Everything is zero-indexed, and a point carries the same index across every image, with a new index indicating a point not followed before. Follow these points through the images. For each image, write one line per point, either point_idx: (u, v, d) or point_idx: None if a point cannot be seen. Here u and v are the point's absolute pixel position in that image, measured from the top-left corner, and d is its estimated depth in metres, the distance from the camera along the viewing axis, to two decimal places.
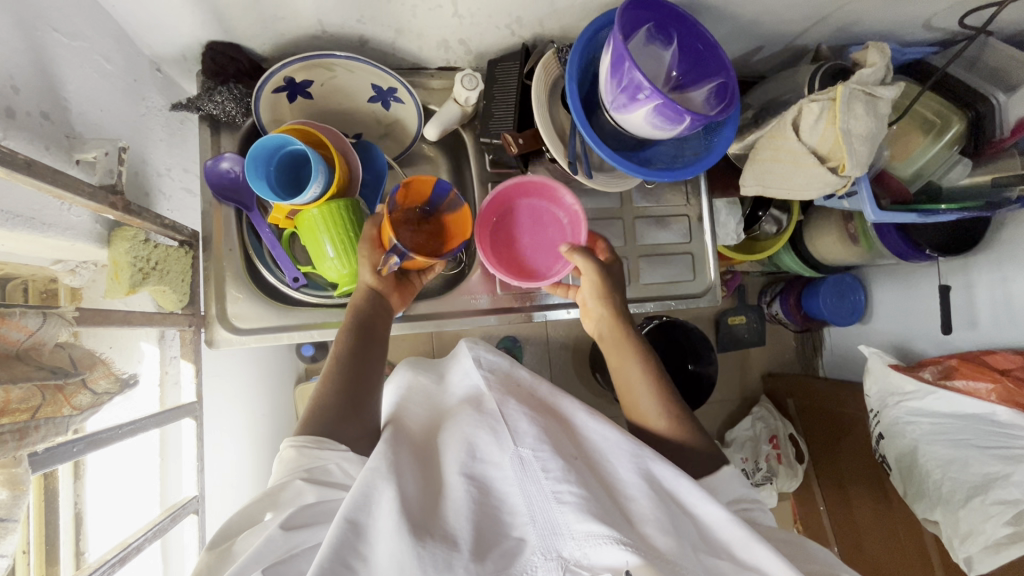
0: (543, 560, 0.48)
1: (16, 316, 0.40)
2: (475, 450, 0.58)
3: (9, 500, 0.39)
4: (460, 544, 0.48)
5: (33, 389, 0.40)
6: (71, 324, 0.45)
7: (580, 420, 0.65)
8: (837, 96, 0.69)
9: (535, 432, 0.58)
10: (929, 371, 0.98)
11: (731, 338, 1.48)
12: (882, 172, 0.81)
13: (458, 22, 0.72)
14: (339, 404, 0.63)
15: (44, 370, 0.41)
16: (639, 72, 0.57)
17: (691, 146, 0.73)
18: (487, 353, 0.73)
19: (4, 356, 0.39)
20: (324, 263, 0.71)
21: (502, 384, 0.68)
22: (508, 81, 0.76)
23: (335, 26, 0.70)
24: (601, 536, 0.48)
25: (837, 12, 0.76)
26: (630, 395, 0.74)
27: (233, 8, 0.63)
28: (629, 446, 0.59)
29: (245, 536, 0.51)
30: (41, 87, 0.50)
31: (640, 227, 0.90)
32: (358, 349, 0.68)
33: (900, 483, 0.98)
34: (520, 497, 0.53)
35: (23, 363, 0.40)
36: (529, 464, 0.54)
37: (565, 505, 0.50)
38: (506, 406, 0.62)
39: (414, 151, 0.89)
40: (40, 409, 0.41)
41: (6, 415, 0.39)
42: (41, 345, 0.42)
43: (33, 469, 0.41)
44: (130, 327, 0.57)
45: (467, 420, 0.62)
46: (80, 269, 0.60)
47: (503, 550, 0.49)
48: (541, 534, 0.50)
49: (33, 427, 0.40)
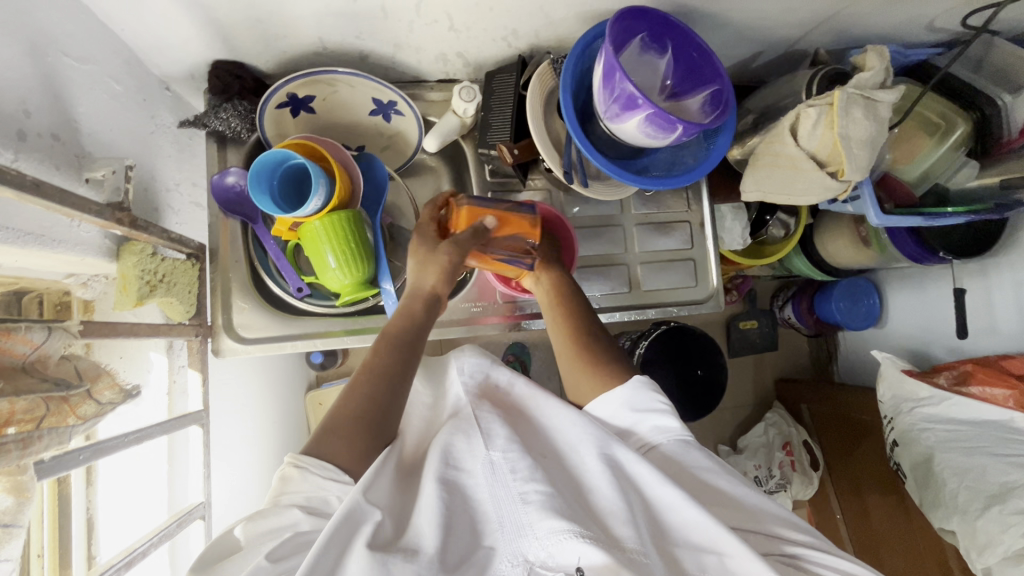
0: (510, 567, 0.50)
1: (21, 331, 0.42)
2: (452, 456, 0.59)
3: (12, 507, 0.39)
4: (427, 549, 0.50)
5: (38, 402, 0.42)
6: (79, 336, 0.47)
7: (551, 413, 0.66)
8: (834, 100, 0.69)
9: (506, 434, 0.61)
10: (944, 377, 0.97)
11: (742, 343, 1.47)
12: (885, 175, 0.81)
13: (455, 36, 0.73)
14: (361, 421, 0.60)
15: (49, 383, 0.43)
16: (630, 83, 0.58)
17: (689, 152, 0.73)
18: (470, 358, 0.72)
19: (10, 369, 0.41)
20: (326, 274, 0.72)
21: (479, 393, 0.69)
22: (505, 93, 0.77)
23: (335, 43, 0.72)
24: (562, 531, 0.50)
25: (836, 15, 0.76)
26: (570, 370, 0.72)
27: (236, 28, 0.65)
28: (596, 434, 0.61)
29: (235, 561, 0.50)
30: (51, 109, 0.52)
31: (642, 233, 0.90)
32: (394, 357, 0.66)
33: (915, 492, 0.96)
34: (490, 501, 0.55)
35: (27, 375, 0.42)
36: (499, 467, 0.57)
37: (529, 504, 0.53)
38: (480, 410, 0.65)
39: (416, 162, 0.90)
40: (45, 419, 0.42)
41: (11, 426, 0.39)
42: (46, 358, 0.44)
43: (39, 478, 0.41)
44: (137, 338, 0.58)
45: (445, 428, 0.64)
46: (92, 282, 0.61)
47: (472, 560, 0.51)
48: (508, 538, 0.52)
49: (36, 436, 0.41)
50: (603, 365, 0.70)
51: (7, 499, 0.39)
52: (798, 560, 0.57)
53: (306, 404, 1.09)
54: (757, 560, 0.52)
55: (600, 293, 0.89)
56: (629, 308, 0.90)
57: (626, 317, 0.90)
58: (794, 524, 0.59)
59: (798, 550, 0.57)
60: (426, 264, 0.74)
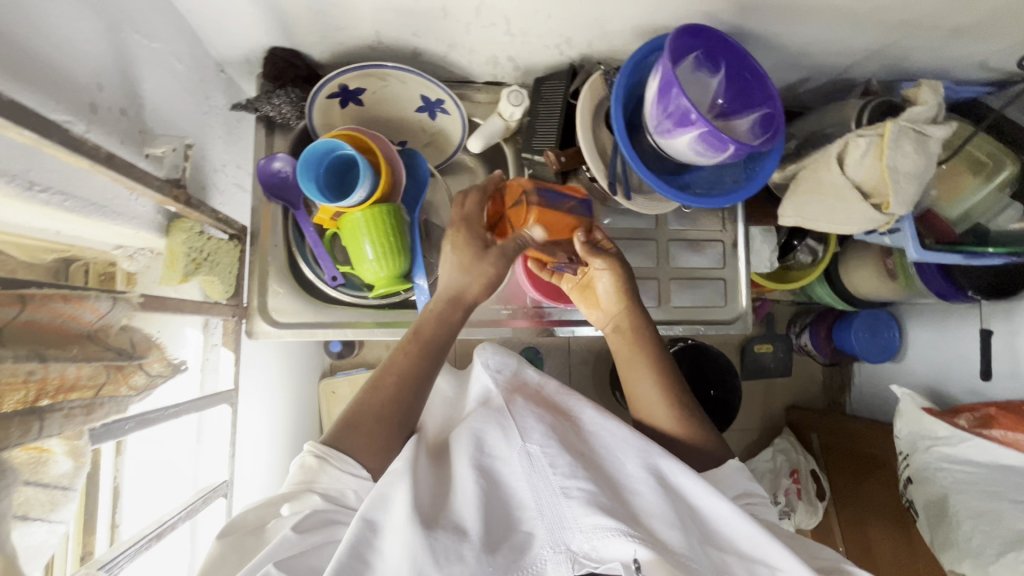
0: (552, 554, 0.50)
1: (88, 298, 0.40)
2: (484, 445, 0.60)
3: (72, 471, 0.38)
4: (469, 532, 0.51)
5: (99, 368, 0.40)
6: (135, 306, 0.46)
7: (588, 416, 0.67)
8: (886, 131, 0.69)
9: (542, 429, 0.60)
10: (964, 418, 0.96)
11: (756, 366, 1.46)
12: (927, 211, 0.80)
13: (509, 40, 0.73)
14: (383, 422, 0.60)
15: (111, 352, 0.43)
16: (687, 98, 0.58)
17: (731, 172, 0.73)
18: (494, 356, 0.75)
19: (77, 336, 0.39)
20: (363, 266, 0.72)
21: (511, 386, 0.70)
22: (553, 99, 0.77)
23: (391, 38, 0.73)
24: (608, 528, 0.50)
25: (890, 47, 0.75)
26: (647, 402, 0.71)
27: (297, 16, 0.66)
28: (644, 446, 0.61)
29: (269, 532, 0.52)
30: (121, 84, 0.53)
31: (674, 249, 0.90)
32: (420, 359, 0.65)
33: (927, 531, 0.94)
34: (528, 491, 0.55)
35: (92, 342, 0.40)
36: (537, 460, 0.57)
37: (572, 499, 0.53)
38: (514, 404, 0.65)
39: (455, 161, 0.91)
40: (101, 388, 0.40)
41: (74, 392, 0.38)
42: (107, 327, 0.42)
43: (94, 442, 0.42)
44: (182, 314, 0.60)
45: (477, 416, 0.64)
46: (137, 255, 0.60)
47: (513, 544, 0.51)
48: (549, 528, 0.52)
49: (97, 404, 0.40)
50: (688, 422, 0.69)
51: (67, 463, 0.38)
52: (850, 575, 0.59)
53: (319, 392, 1.09)
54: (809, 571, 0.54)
55: None
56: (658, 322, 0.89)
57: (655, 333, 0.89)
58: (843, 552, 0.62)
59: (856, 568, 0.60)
60: (467, 265, 0.69)
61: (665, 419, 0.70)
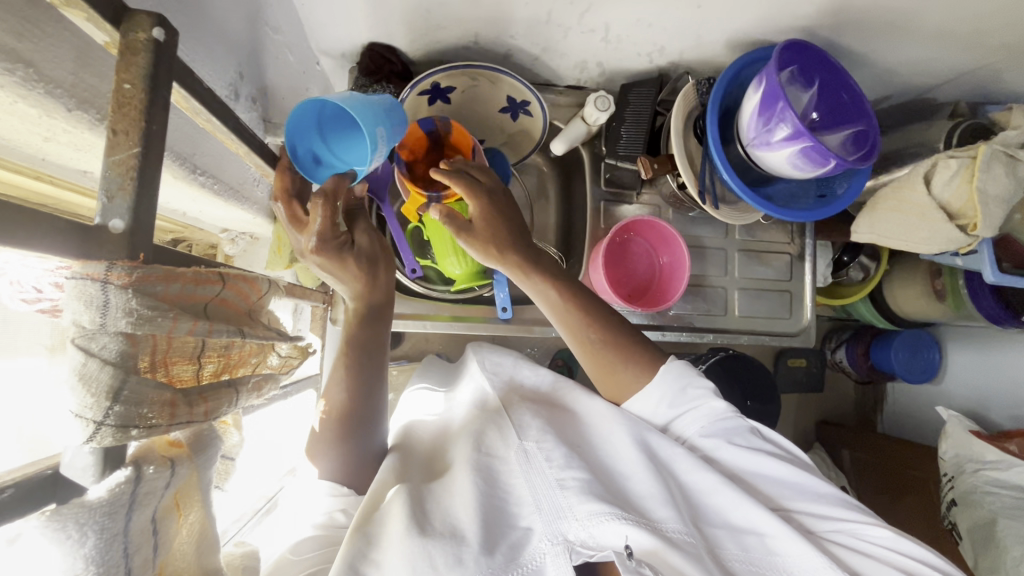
0: (549, 546, 0.51)
1: (257, 278, 0.38)
2: (484, 443, 0.62)
3: (241, 442, 0.40)
4: (467, 538, 0.51)
5: (264, 345, 0.40)
6: (280, 292, 0.47)
7: (580, 407, 0.67)
8: (978, 154, 0.69)
9: (538, 424, 0.62)
10: (1016, 443, 0.95)
11: (790, 380, 1.41)
12: (1008, 236, 0.79)
13: (604, 47, 0.75)
14: (351, 432, 0.61)
15: (273, 331, 0.40)
16: (794, 113, 0.59)
17: (815, 187, 0.74)
18: (492, 355, 0.74)
19: (244, 315, 0.37)
20: (444, 262, 0.74)
21: (508, 387, 0.70)
22: (642, 108, 0.80)
23: (488, 39, 0.74)
24: (602, 513, 0.51)
25: (981, 70, 0.76)
26: (586, 353, 0.65)
27: (405, 15, 0.67)
28: (627, 423, 0.61)
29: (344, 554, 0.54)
30: None
31: (742, 259, 0.91)
32: (363, 374, 0.61)
33: (970, 554, 0.94)
34: (525, 487, 0.57)
35: (259, 323, 0.38)
36: (533, 456, 0.58)
37: (567, 489, 0.54)
38: (512, 406, 0.66)
39: (528, 162, 0.94)
40: (257, 367, 0.40)
41: (244, 368, 0.38)
42: (263, 306, 0.40)
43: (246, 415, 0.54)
44: (293, 299, 0.60)
45: (474, 421, 0.66)
46: (237, 239, 0.69)
47: (511, 541, 0.52)
48: (547, 520, 0.53)
49: (261, 381, 0.40)
50: (624, 349, 0.64)
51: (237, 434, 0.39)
52: (831, 533, 0.58)
53: None
54: (794, 535, 0.54)
55: (694, 314, 0.89)
56: (722, 330, 0.90)
57: (719, 340, 0.90)
58: (836, 505, 0.60)
59: (836, 524, 0.59)
60: (337, 275, 0.57)
61: (632, 384, 0.64)
